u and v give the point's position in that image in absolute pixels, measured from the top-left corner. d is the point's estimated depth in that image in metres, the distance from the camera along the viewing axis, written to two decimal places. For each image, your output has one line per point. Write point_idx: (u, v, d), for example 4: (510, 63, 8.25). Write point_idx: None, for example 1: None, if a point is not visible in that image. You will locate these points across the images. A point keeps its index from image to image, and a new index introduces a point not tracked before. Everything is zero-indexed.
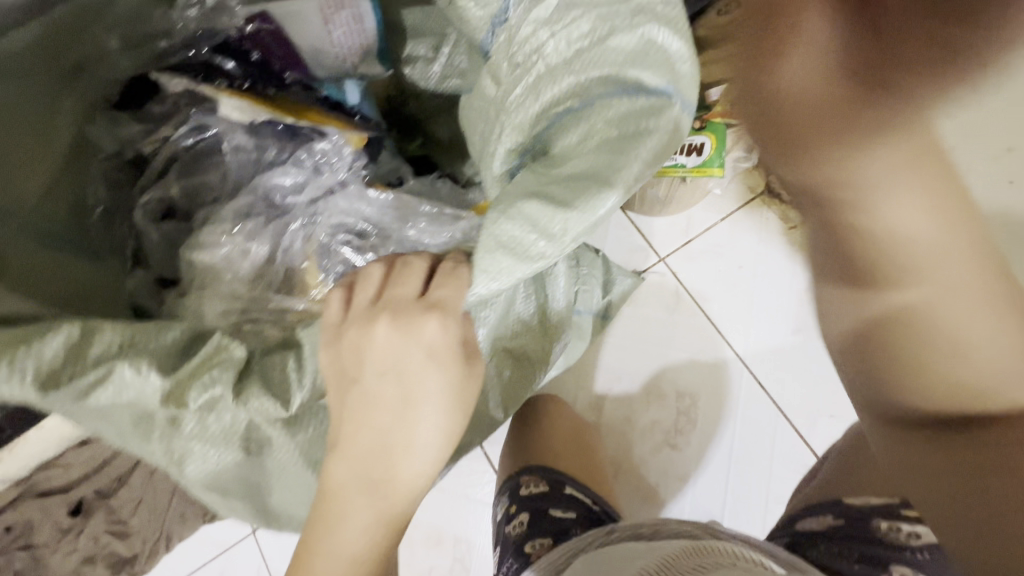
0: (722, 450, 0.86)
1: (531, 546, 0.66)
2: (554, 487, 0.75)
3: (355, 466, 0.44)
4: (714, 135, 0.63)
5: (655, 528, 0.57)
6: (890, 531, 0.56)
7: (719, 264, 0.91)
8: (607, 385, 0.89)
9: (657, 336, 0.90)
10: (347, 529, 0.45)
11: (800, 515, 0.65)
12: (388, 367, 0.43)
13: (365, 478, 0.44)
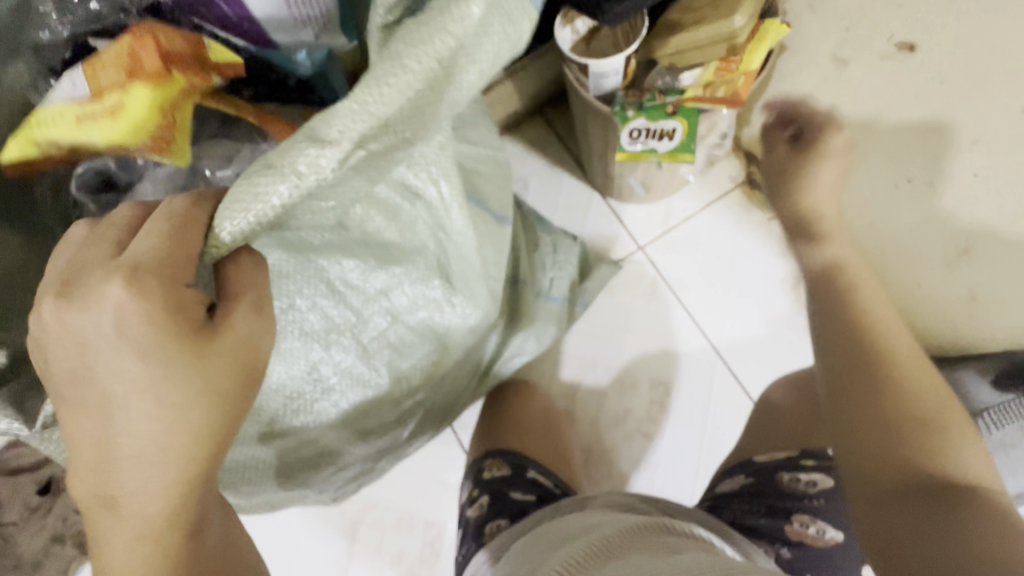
0: (692, 438, 0.86)
1: (490, 530, 0.63)
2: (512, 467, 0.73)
3: (90, 472, 0.36)
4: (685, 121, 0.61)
5: (590, 504, 0.58)
6: (790, 484, 0.59)
7: (696, 254, 0.91)
8: (581, 372, 0.89)
9: (632, 325, 0.90)
10: (117, 536, 0.38)
11: (718, 481, 0.67)
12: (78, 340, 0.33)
13: (102, 490, 0.36)
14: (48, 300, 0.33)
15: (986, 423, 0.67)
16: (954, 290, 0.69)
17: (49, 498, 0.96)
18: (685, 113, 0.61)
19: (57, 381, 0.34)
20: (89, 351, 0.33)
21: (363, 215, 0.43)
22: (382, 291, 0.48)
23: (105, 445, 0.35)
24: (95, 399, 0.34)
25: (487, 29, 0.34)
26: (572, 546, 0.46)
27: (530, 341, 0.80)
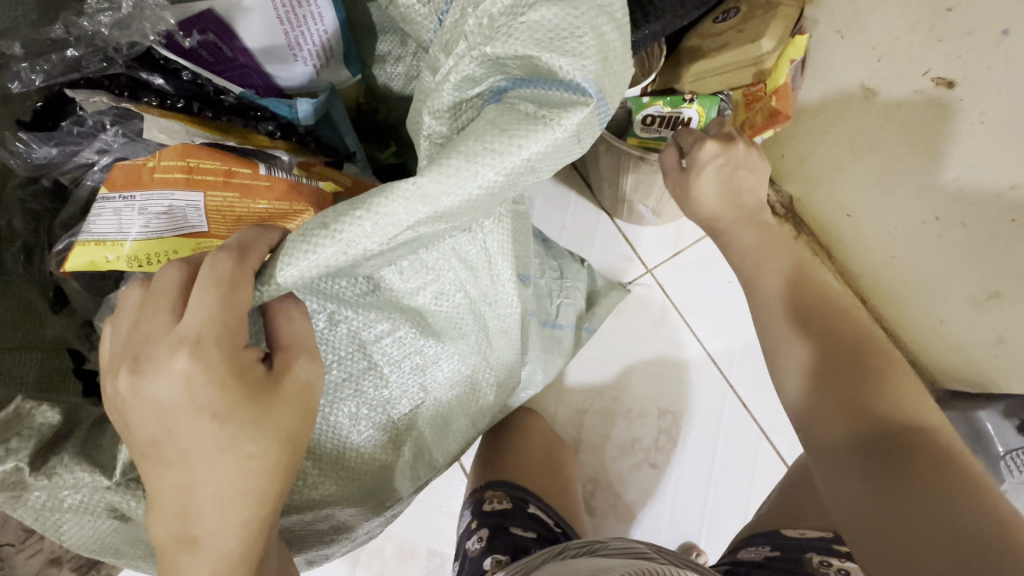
0: (701, 468, 0.84)
1: (489, 566, 0.60)
2: (516, 500, 0.69)
3: (171, 525, 0.30)
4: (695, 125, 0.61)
5: (602, 548, 0.56)
6: (817, 569, 0.47)
7: (707, 279, 0.89)
8: (588, 399, 0.87)
9: (640, 351, 0.88)
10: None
11: (739, 546, 0.56)
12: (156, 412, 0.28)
13: (183, 533, 0.30)
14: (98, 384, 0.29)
15: (1008, 467, 0.69)
16: (979, 333, 0.66)
17: None
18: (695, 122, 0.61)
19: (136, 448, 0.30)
20: (167, 425, 0.28)
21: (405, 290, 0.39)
22: (418, 365, 0.43)
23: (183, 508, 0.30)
24: (176, 462, 0.29)
25: (557, 151, 0.31)
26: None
27: (536, 374, 0.76)
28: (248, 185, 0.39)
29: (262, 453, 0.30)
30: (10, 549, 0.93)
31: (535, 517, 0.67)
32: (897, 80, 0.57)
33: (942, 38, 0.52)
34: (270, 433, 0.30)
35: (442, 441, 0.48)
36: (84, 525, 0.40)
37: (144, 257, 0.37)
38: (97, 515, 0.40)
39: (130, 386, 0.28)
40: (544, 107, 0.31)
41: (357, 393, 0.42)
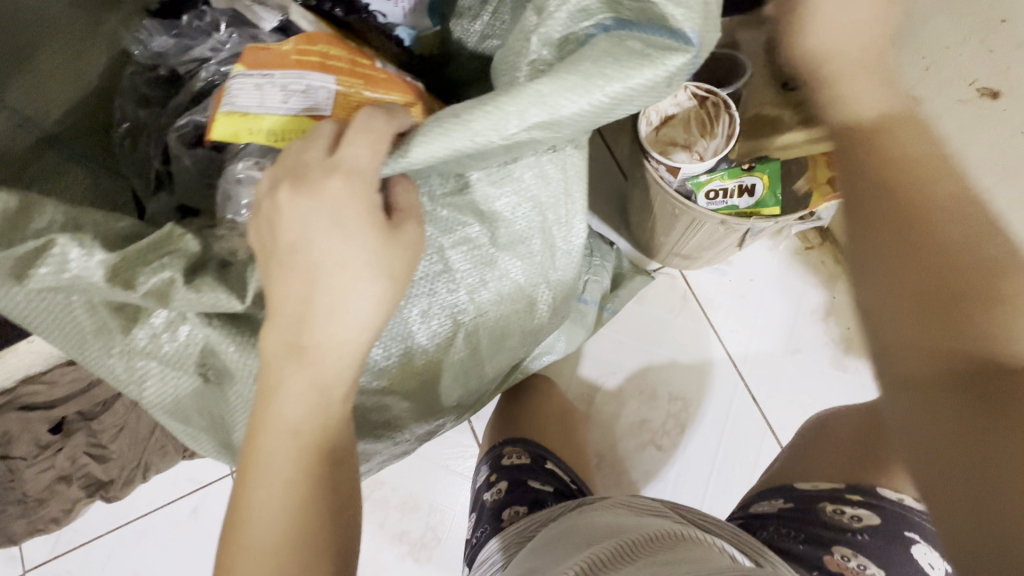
0: (706, 454, 0.86)
1: (508, 514, 0.62)
2: (537, 455, 0.72)
3: (284, 330, 0.37)
4: (765, 175, 0.59)
5: (606, 503, 0.57)
6: (834, 515, 0.51)
7: (729, 274, 0.91)
8: (601, 376, 0.89)
9: (659, 336, 0.90)
10: (291, 384, 0.38)
11: (751, 497, 0.58)
12: (297, 225, 0.35)
13: (294, 342, 0.37)
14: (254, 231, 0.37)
15: None
16: None
17: (59, 438, 0.98)
18: (766, 167, 0.59)
19: (276, 250, 0.36)
20: (308, 234, 0.35)
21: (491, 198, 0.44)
22: (488, 275, 0.47)
23: (299, 315, 0.37)
24: (308, 270, 0.36)
25: (650, 89, 0.36)
26: (604, 543, 0.45)
27: (559, 341, 0.79)
28: (369, 74, 0.47)
29: None
30: (23, 462, 0.96)
31: (555, 474, 0.69)
32: (942, 87, 0.60)
33: (992, 49, 0.55)
34: (377, 291, 0.37)
35: (494, 356, 0.52)
36: (169, 381, 0.47)
37: (280, 133, 0.43)
38: (185, 370, 0.46)
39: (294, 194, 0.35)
40: (650, 46, 0.35)
41: (431, 292, 0.46)
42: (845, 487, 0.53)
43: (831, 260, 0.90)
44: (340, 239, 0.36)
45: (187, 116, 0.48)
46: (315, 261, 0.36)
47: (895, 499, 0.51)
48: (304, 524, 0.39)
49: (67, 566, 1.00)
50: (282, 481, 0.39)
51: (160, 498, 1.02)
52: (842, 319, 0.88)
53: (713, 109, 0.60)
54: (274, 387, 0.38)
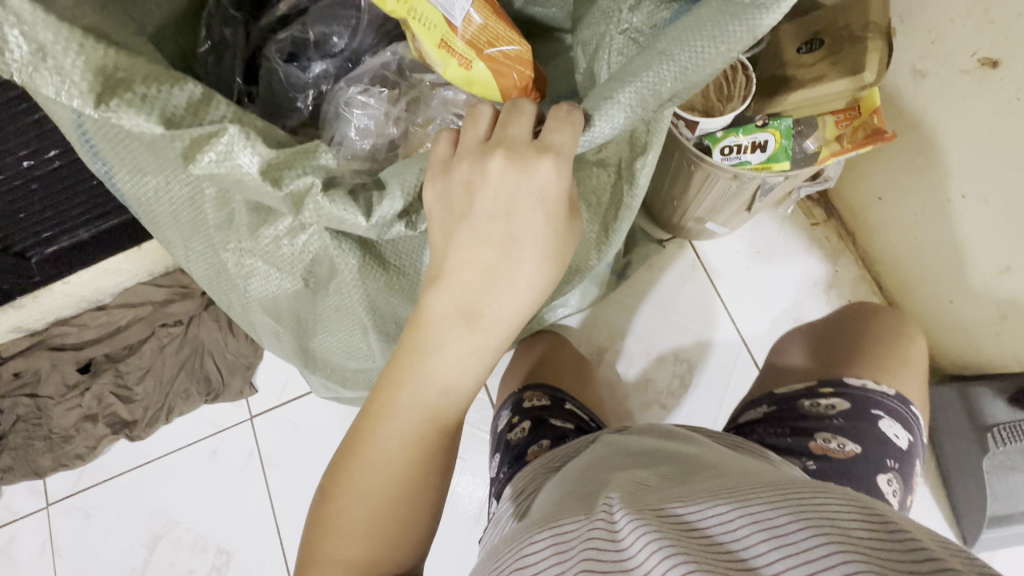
0: (708, 415, 0.90)
1: (533, 451, 0.65)
2: (553, 395, 0.76)
3: (463, 295, 0.42)
4: (776, 132, 0.61)
5: (645, 430, 0.55)
6: (810, 408, 0.61)
7: (736, 246, 0.95)
8: (609, 337, 0.93)
9: (669, 302, 0.94)
10: (453, 348, 0.42)
11: (740, 411, 0.67)
12: (495, 191, 0.41)
13: (466, 307, 0.42)
14: (440, 184, 0.43)
15: (995, 438, 0.76)
16: (986, 310, 0.75)
17: (88, 377, 1.03)
18: (777, 124, 0.61)
19: (469, 215, 0.41)
20: (507, 204, 0.41)
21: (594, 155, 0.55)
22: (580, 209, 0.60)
23: (479, 282, 0.42)
24: (505, 243, 0.41)
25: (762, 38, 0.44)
26: (654, 470, 0.43)
27: (571, 299, 0.83)
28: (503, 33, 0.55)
29: None
30: (51, 400, 1.01)
31: (573, 412, 0.73)
32: (947, 59, 0.65)
33: (994, 20, 0.59)
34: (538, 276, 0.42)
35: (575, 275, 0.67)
36: (271, 277, 0.58)
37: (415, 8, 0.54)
38: (292, 270, 0.56)
39: (499, 161, 0.41)
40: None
41: None
42: (819, 383, 0.64)
43: (835, 238, 0.93)
44: (531, 206, 0.41)
45: (285, 32, 0.64)
46: (510, 231, 0.41)
47: (859, 385, 0.62)
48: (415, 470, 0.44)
49: (89, 501, 1.03)
50: (405, 432, 0.43)
51: (179, 440, 1.05)
52: (843, 291, 0.92)
53: (730, 72, 0.63)
54: (433, 346, 0.42)
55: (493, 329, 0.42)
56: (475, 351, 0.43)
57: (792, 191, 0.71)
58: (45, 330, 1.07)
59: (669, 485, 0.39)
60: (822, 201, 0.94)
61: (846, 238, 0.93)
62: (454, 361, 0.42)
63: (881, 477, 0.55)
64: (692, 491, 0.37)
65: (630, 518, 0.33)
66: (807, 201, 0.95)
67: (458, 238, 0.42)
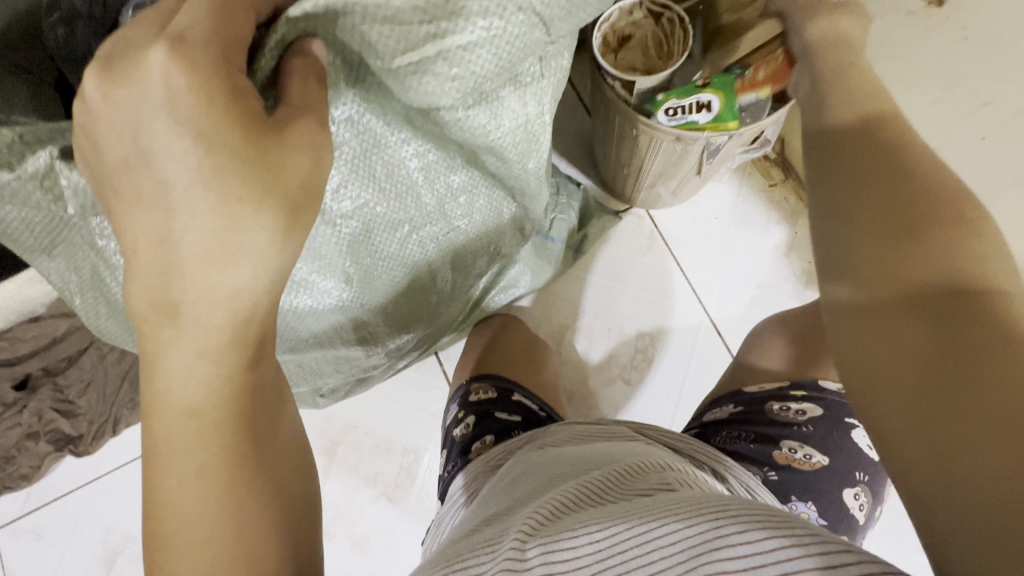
0: (672, 387, 0.88)
1: (475, 448, 0.62)
2: (503, 385, 0.73)
3: (150, 283, 0.32)
4: (720, 92, 0.56)
5: (592, 429, 0.52)
6: (781, 413, 0.59)
7: (693, 213, 0.92)
8: (569, 316, 0.90)
9: (629, 277, 0.91)
10: (178, 353, 0.33)
11: (704, 409, 0.65)
12: (128, 118, 0.29)
13: (165, 300, 0.32)
14: (90, 78, 0.30)
15: None
16: None
17: (25, 394, 0.97)
18: (719, 84, 0.56)
19: (110, 173, 0.31)
20: (144, 138, 0.29)
21: (437, 147, 0.49)
22: (454, 198, 0.56)
23: (159, 258, 0.32)
24: (153, 201, 0.30)
25: None
26: (593, 473, 0.41)
27: (525, 275, 0.80)
28: None
29: (253, 197, 0.31)
30: None
31: (523, 402, 0.70)
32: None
33: None
34: (267, 238, 0.32)
35: (495, 259, 0.69)
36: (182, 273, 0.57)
37: None
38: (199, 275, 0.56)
39: (101, 89, 0.29)
40: None
41: (410, 220, 0.55)
42: (790, 385, 0.61)
43: (793, 198, 0.91)
44: (175, 139, 0.29)
45: None
46: (161, 189, 0.30)
47: (835, 389, 0.60)
48: (225, 554, 0.35)
49: (38, 522, 0.98)
50: (195, 512, 0.35)
51: (132, 450, 1.01)
52: (803, 253, 0.90)
53: (668, 26, 0.62)
54: (156, 354, 0.34)
55: (211, 337, 0.33)
56: (203, 381, 0.34)
57: (732, 153, 0.68)
58: None
59: (601, 497, 0.37)
60: (779, 160, 0.92)
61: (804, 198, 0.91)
62: (197, 401, 0.34)
63: (842, 492, 0.55)
64: (621, 508, 0.35)
65: (545, 551, 0.32)
66: (763, 160, 0.92)
67: (119, 205, 0.31)
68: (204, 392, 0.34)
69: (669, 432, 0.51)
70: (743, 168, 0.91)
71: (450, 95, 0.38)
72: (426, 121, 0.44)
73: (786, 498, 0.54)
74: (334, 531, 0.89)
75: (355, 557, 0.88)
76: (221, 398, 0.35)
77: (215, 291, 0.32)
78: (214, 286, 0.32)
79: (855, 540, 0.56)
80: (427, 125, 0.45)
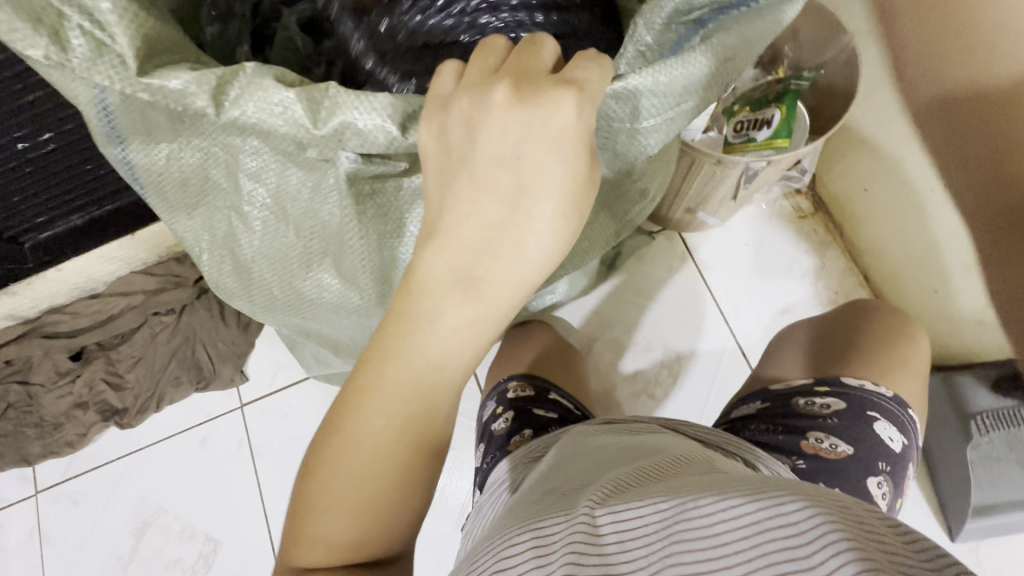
0: (695, 404, 0.90)
1: (514, 440, 0.65)
2: (538, 383, 0.76)
3: (461, 255, 0.39)
4: (784, 107, 0.65)
5: (630, 426, 0.55)
6: (806, 407, 0.62)
7: (724, 238, 0.96)
8: (599, 327, 0.94)
9: (659, 295, 0.95)
10: (450, 316, 0.40)
11: (731, 407, 0.68)
12: (517, 131, 0.37)
13: (466, 269, 0.39)
14: (498, 91, 0.37)
15: (977, 426, 0.77)
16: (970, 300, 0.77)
17: (80, 364, 1.03)
18: (785, 100, 0.65)
19: (471, 163, 0.39)
20: (510, 148, 0.37)
21: (593, 184, 0.56)
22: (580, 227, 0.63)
23: (468, 231, 0.39)
24: (503, 191, 0.38)
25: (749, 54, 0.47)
26: (638, 457, 0.44)
27: (563, 282, 0.84)
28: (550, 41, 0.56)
29: (565, 221, 0.39)
30: (43, 387, 1.00)
31: (558, 400, 0.73)
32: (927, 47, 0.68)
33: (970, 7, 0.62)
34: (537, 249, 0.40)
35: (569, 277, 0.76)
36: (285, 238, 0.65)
37: None
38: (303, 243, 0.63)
39: (503, 106, 0.37)
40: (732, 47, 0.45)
41: None
42: (815, 382, 0.64)
43: (822, 231, 0.94)
44: (543, 169, 0.37)
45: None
46: (519, 180, 0.38)
47: (858, 385, 0.63)
48: (373, 513, 0.40)
49: (77, 488, 1.03)
50: (376, 468, 0.40)
51: (168, 427, 1.05)
52: (831, 283, 0.92)
53: None
54: (432, 310, 0.40)
55: (476, 317, 0.40)
56: (455, 343, 0.40)
57: (771, 179, 0.72)
58: (38, 318, 1.05)
59: (647, 473, 0.40)
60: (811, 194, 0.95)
61: (834, 232, 0.94)
62: (445, 362, 0.41)
63: (871, 482, 0.56)
64: (668, 478, 0.37)
65: (615, 520, 0.30)
66: (795, 193, 0.96)
67: (470, 184, 0.39)
68: (452, 359, 0.41)
69: (699, 428, 0.54)
70: (776, 198, 0.95)
71: (657, 134, 0.49)
72: (610, 162, 0.52)
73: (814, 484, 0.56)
74: None
75: None
76: (456, 367, 0.41)
77: (507, 278, 0.39)
78: (508, 273, 0.39)
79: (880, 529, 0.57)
80: (609, 164, 0.53)
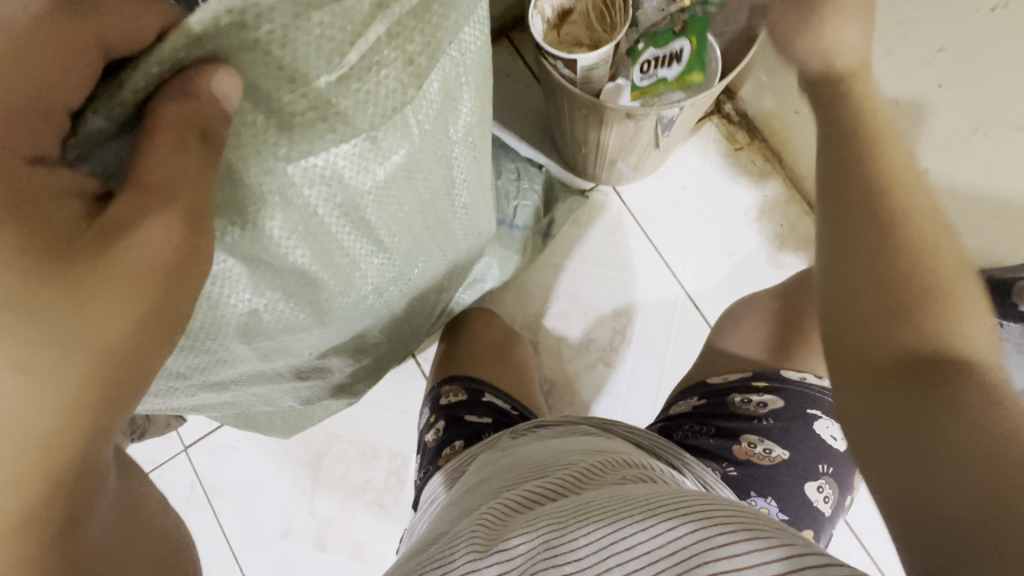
0: (651, 365, 0.87)
1: (445, 454, 0.61)
2: (478, 387, 0.72)
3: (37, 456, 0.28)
4: (694, 38, 0.57)
5: (555, 428, 0.51)
6: (742, 406, 0.60)
7: (659, 185, 0.90)
8: (543, 303, 0.88)
9: (597, 257, 0.89)
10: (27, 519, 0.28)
11: (672, 403, 0.67)
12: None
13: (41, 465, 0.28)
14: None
15: None
16: None
17: None
18: (694, 29, 0.56)
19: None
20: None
21: (334, 267, 0.46)
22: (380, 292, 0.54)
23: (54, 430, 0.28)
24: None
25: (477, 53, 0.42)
26: (548, 479, 0.39)
27: (494, 266, 0.78)
28: None
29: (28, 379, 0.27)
30: None
31: (497, 403, 0.69)
32: None
33: None
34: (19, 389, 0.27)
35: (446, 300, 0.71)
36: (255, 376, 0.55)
37: None
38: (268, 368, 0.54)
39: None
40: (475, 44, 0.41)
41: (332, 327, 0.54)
42: (753, 376, 0.62)
43: (760, 160, 0.89)
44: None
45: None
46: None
47: (798, 379, 0.60)
48: None
49: None
50: None
51: None
52: (774, 216, 0.88)
53: None
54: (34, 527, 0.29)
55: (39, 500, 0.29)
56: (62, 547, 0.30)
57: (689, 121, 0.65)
58: None
59: (556, 499, 0.36)
60: (745, 123, 0.90)
61: (772, 158, 0.89)
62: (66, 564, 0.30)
63: (805, 487, 0.56)
64: (570, 512, 0.33)
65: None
66: (728, 125, 0.90)
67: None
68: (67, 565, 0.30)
69: (636, 429, 0.50)
70: (706, 131, 0.89)
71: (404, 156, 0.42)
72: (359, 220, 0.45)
73: (746, 493, 0.56)
74: (329, 542, 0.89)
75: (352, 566, 0.88)
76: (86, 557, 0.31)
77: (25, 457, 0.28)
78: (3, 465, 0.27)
79: (823, 530, 0.57)
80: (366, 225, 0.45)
